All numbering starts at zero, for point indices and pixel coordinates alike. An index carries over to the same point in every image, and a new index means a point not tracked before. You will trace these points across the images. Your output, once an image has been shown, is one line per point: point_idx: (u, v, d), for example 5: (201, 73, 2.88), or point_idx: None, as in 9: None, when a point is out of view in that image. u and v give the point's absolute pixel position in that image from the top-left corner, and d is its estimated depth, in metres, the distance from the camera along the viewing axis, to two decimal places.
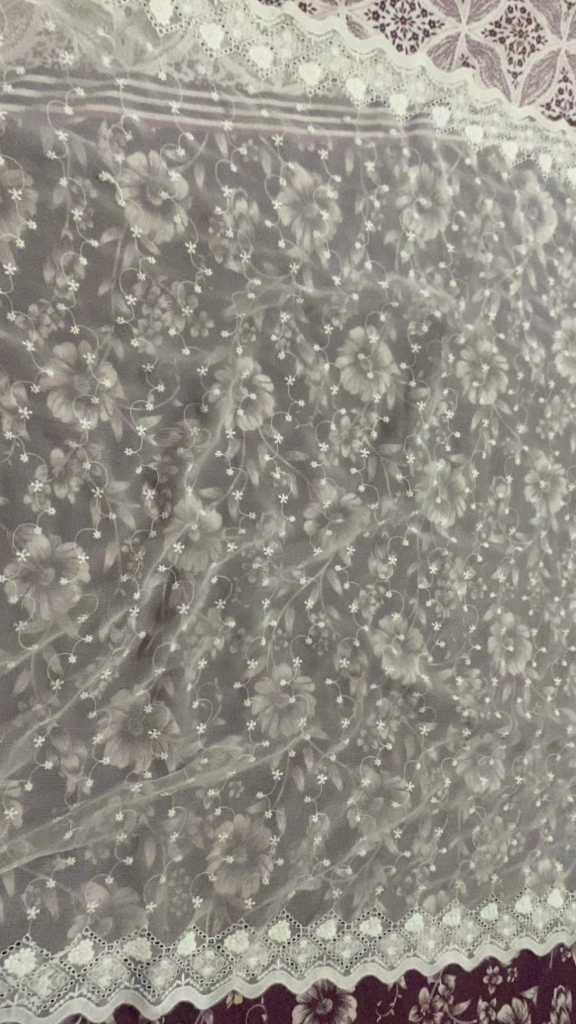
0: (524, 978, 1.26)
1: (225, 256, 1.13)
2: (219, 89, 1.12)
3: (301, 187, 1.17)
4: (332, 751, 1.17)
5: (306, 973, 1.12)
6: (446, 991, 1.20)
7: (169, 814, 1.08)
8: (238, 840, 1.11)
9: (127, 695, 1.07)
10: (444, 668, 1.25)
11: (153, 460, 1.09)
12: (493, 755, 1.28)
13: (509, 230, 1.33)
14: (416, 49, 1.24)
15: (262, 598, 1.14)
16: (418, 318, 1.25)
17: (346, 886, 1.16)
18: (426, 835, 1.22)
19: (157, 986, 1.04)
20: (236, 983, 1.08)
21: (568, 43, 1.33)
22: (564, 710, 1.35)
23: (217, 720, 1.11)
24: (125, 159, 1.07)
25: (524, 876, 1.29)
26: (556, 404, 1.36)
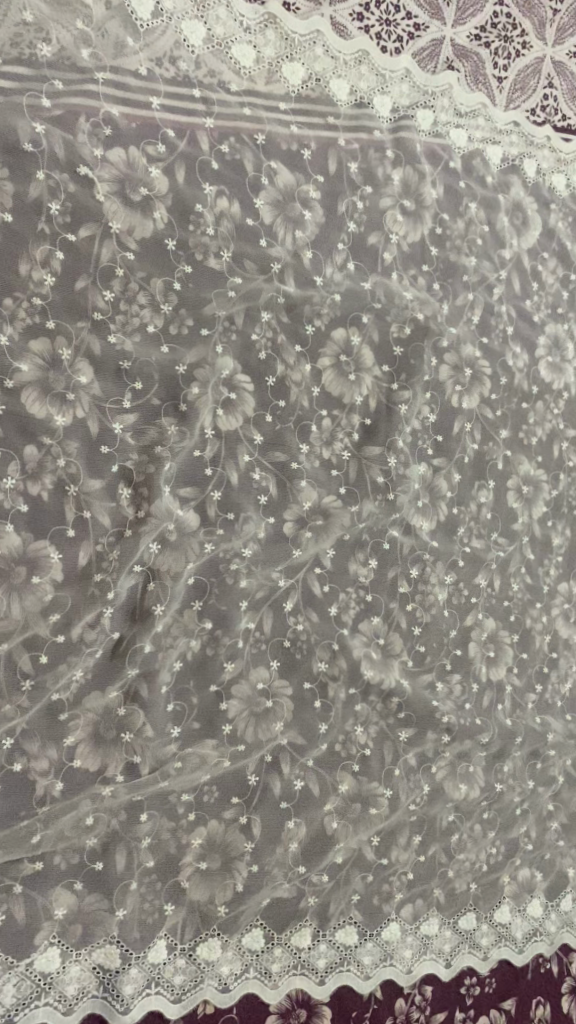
0: (502, 989, 1.24)
1: (205, 254, 1.12)
2: (201, 86, 1.12)
3: (283, 187, 1.17)
4: (309, 756, 1.15)
5: (280, 982, 1.10)
6: (423, 1002, 1.18)
7: (142, 819, 1.06)
8: (212, 846, 1.09)
9: (99, 696, 1.05)
10: (424, 673, 1.24)
11: (129, 458, 1.08)
12: (472, 762, 1.26)
13: (493, 235, 1.32)
14: (400, 52, 1.23)
15: (239, 600, 1.13)
16: (400, 320, 1.24)
17: (322, 894, 1.14)
18: (404, 843, 1.20)
19: (126, 995, 1.02)
20: (208, 993, 1.06)
21: (553, 50, 1.33)
22: (545, 718, 1.34)
23: (192, 724, 1.09)
24: (104, 154, 1.06)
25: (504, 886, 1.27)
26: (539, 409, 1.36)
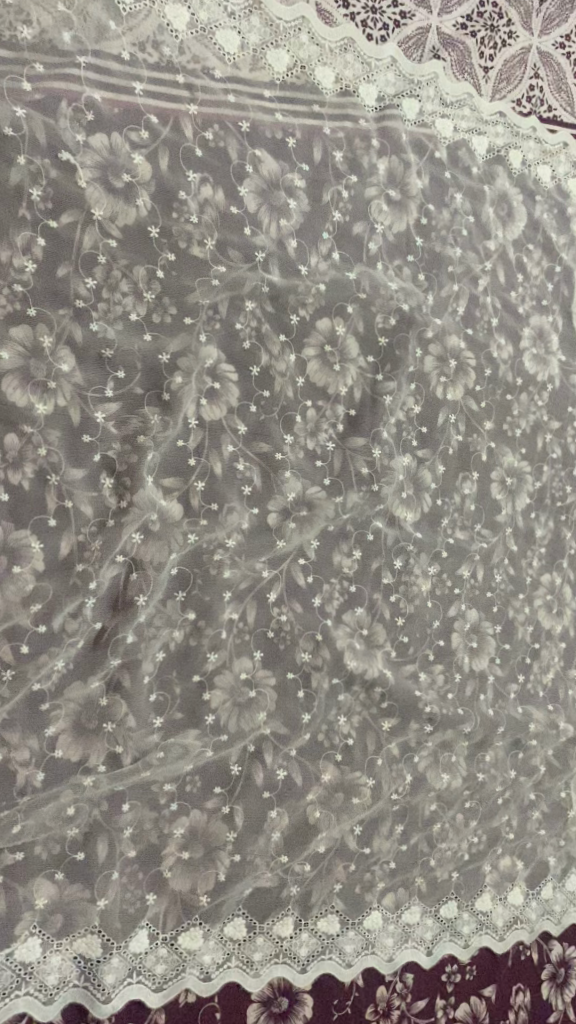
0: (482, 976, 1.25)
1: (189, 242, 1.11)
2: (185, 71, 1.11)
3: (268, 175, 1.16)
4: (292, 745, 1.15)
5: (262, 971, 1.10)
6: (404, 990, 1.19)
7: (123, 809, 1.06)
8: (194, 836, 1.09)
9: (81, 686, 1.05)
10: (407, 663, 1.24)
11: (112, 447, 1.07)
12: (455, 752, 1.27)
13: (479, 226, 1.32)
14: (386, 40, 1.23)
15: (223, 590, 1.13)
16: (385, 310, 1.24)
17: (304, 883, 1.15)
18: (386, 832, 1.21)
19: (108, 984, 1.03)
20: (189, 982, 1.06)
21: (539, 41, 1.33)
22: (527, 708, 1.34)
23: (175, 714, 1.09)
24: (86, 139, 1.06)
25: (485, 875, 1.28)
26: (523, 401, 1.36)
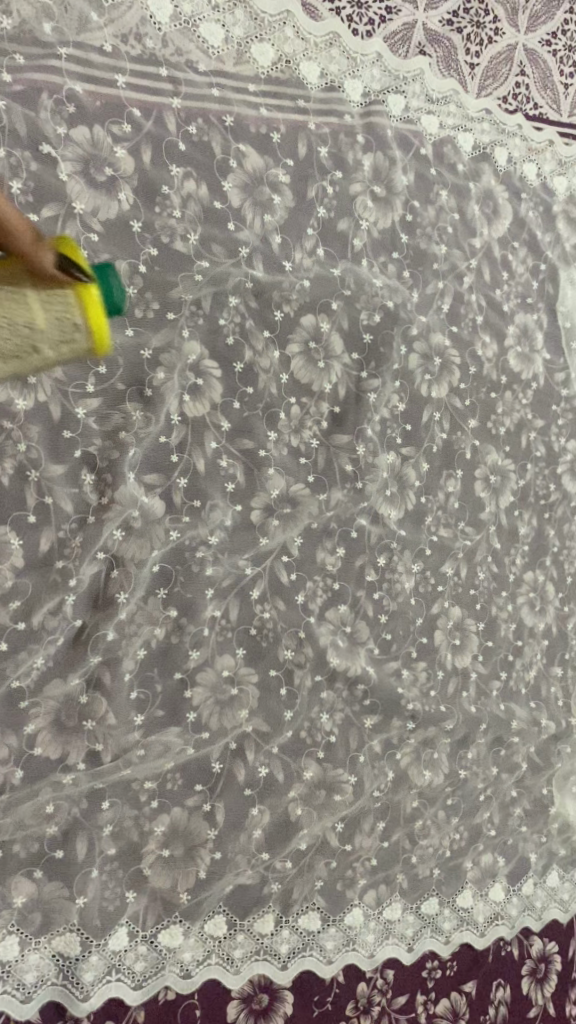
0: (463, 972, 1.26)
1: (172, 237, 1.11)
2: (168, 64, 1.10)
3: (252, 170, 1.15)
4: (274, 743, 1.15)
5: (243, 968, 1.10)
6: (384, 986, 1.19)
7: (103, 807, 1.05)
8: (175, 833, 1.09)
9: (61, 684, 1.04)
10: (390, 661, 1.24)
11: (93, 443, 1.07)
12: (437, 749, 1.27)
13: (464, 223, 1.31)
14: (372, 35, 1.22)
15: (205, 587, 1.12)
16: (370, 307, 1.24)
17: (285, 880, 1.15)
18: (368, 829, 1.21)
19: (86, 982, 1.02)
20: (169, 979, 1.06)
21: (526, 38, 1.33)
22: (509, 705, 1.35)
23: (156, 711, 1.09)
24: (67, 132, 1.05)
25: (466, 871, 1.29)
26: (508, 399, 1.36)
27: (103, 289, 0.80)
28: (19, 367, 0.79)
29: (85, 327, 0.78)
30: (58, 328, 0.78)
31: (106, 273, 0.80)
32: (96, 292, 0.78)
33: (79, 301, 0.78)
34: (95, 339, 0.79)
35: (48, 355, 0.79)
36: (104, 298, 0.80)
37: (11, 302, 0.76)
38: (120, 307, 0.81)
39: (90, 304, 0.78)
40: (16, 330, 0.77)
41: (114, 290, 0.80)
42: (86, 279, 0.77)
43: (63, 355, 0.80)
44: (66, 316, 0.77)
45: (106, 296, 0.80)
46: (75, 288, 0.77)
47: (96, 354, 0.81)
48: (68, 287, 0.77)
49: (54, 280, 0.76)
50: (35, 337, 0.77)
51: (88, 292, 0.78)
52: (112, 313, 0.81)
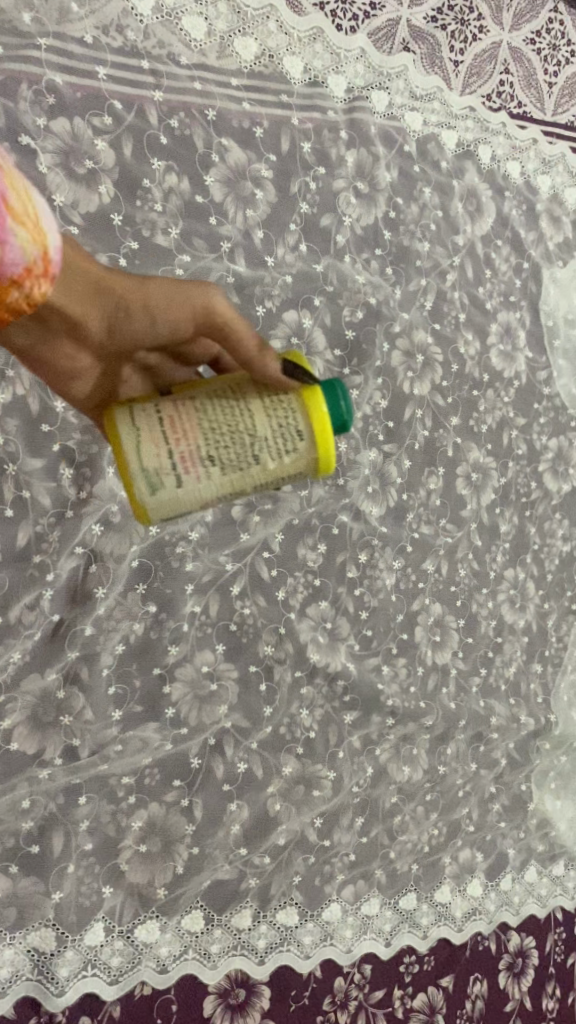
0: (440, 966, 1.26)
1: (153, 230, 1.10)
2: (149, 57, 1.09)
3: (234, 164, 1.15)
4: (253, 738, 1.15)
5: (219, 963, 1.10)
6: (362, 981, 1.20)
7: (80, 802, 1.05)
8: (153, 829, 1.09)
9: (38, 679, 1.04)
10: (370, 657, 1.25)
11: (71, 438, 1.07)
12: (416, 745, 1.28)
13: (447, 221, 1.31)
14: (356, 31, 1.22)
15: (185, 583, 1.12)
16: (353, 303, 1.24)
17: (263, 875, 1.15)
18: (347, 825, 1.21)
19: (62, 978, 1.02)
20: (145, 975, 1.06)
21: (510, 36, 1.33)
22: (489, 702, 1.35)
23: (134, 707, 1.09)
24: (47, 124, 1.04)
25: (445, 867, 1.29)
26: (490, 396, 1.36)
27: (334, 407, 0.85)
28: (240, 485, 0.84)
29: (309, 439, 0.84)
30: (279, 437, 0.84)
31: (338, 388, 0.86)
32: (323, 410, 0.85)
33: (303, 414, 0.84)
34: (321, 454, 0.85)
35: (275, 467, 0.84)
36: (331, 417, 0.85)
37: (257, 419, 0.84)
38: (348, 423, 0.86)
39: (313, 416, 0.84)
40: (238, 441, 0.83)
41: (343, 411, 0.86)
42: (313, 399, 0.85)
43: (301, 469, 0.85)
44: (291, 426, 0.84)
45: (333, 409, 0.85)
46: (297, 404, 0.84)
47: (319, 472, 0.87)
48: (291, 396, 0.85)
49: (280, 392, 0.85)
50: (252, 453, 0.83)
51: (318, 409, 0.84)
52: (338, 431, 0.86)
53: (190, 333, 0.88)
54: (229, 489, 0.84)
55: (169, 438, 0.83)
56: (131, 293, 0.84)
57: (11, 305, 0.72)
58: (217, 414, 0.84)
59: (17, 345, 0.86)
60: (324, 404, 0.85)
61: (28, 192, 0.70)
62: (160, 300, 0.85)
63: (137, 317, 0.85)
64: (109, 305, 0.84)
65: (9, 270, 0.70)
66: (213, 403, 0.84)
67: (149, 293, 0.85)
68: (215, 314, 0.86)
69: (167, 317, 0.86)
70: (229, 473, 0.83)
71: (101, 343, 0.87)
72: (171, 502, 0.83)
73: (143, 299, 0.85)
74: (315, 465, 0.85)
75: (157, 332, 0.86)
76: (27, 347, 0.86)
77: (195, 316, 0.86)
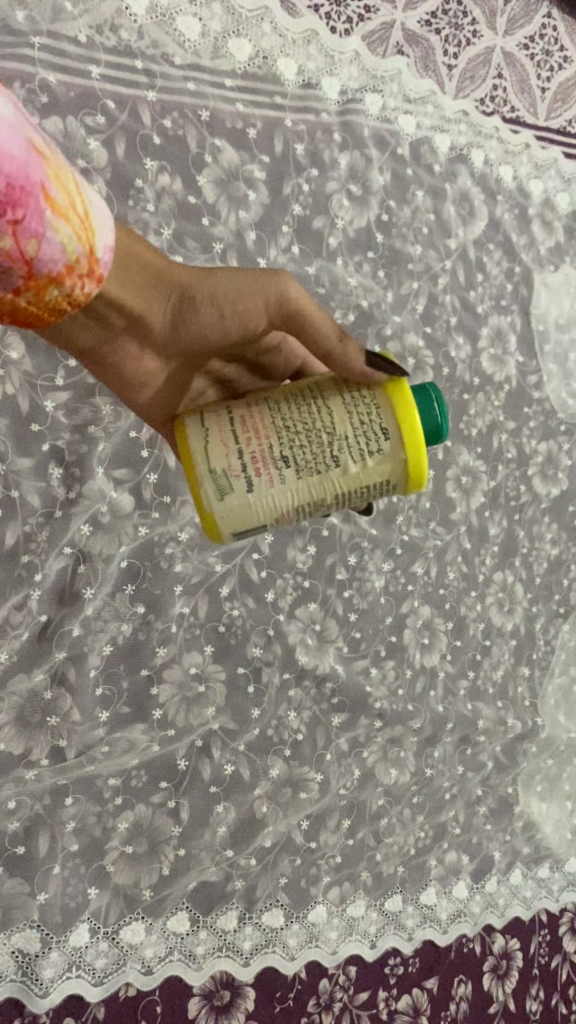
0: (425, 968, 1.26)
1: (145, 230, 1.10)
2: (143, 57, 1.09)
3: (227, 165, 1.15)
4: (241, 740, 1.15)
5: (204, 964, 1.10)
6: (347, 982, 1.20)
7: (66, 803, 1.05)
8: (139, 830, 1.09)
9: (25, 679, 1.04)
10: (359, 659, 1.25)
11: (61, 438, 1.07)
12: (403, 747, 1.28)
13: (440, 224, 1.32)
14: (350, 33, 1.22)
15: (174, 584, 1.12)
16: (344, 306, 1.24)
17: (249, 877, 1.15)
18: (333, 827, 1.21)
19: (46, 979, 1.02)
20: (130, 976, 1.06)
21: (503, 41, 1.34)
22: (477, 704, 1.35)
23: (121, 708, 1.09)
24: (40, 122, 1.04)
25: (430, 869, 1.29)
26: (480, 400, 1.36)
27: (427, 410, 0.85)
28: (318, 488, 0.83)
29: (396, 440, 0.83)
30: (361, 438, 0.83)
31: (430, 393, 0.86)
32: (415, 411, 0.84)
33: (391, 413, 0.84)
34: (412, 455, 0.84)
35: (357, 469, 0.83)
36: (422, 420, 0.85)
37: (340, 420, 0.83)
38: (441, 429, 0.85)
39: (399, 416, 0.84)
40: (317, 441, 0.83)
41: (436, 414, 0.85)
42: (408, 399, 0.84)
43: (386, 473, 0.84)
44: (375, 427, 0.83)
45: (424, 413, 0.85)
46: (388, 405, 0.84)
47: (406, 480, 0.85)
48: (376, 396, 0.84)
49: (366, 390, 0.85)
50: (333, 454, 0.83)
51: (411, 409, 0.84)
52: (430, 436, 0.86)
53: (261, 327, 0.86)
54: (305, 492, 0.83)
55: (240, 439, 0.83)
56: (196, 285, 0.84)
57: (51, 301, 0.72)
58: (294, 415, 0.84)
59: (81, 347, 0.86)
60: (416, 407, 0.85)
61: (75, 187, 0.71)
62: (227, 291, 0.84)
63: (205, 310, 0.84)
64: (175, 299, 0.84)
65: (49, 263, 0.70)
66: (291, 404, 0.85)
67: (214, 284, 0.84)
68: (285, 306, 0.85)
69: (236, 308, 0.84)
70: (305, 474, 0.83)
71: (166, 341, 0.87)
72: (243, 506, 0.83)
73: (210, 291, 0.84)
74: (403, 469, 0.84)
75: (225, 327, 0.85)
76: (93, 349, 0.86)
77: (268, 306, 0.85)
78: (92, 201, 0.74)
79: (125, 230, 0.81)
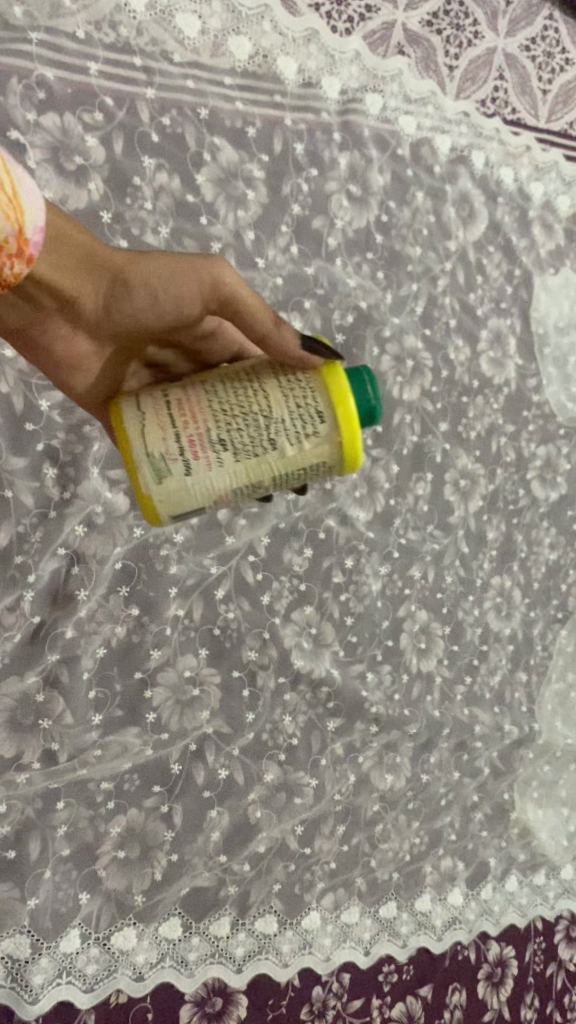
0: (419, 976, 1.25)
1: (142, 228, 1.10)
2: (142, 53, 1.08)
3: (226, 164, 1.14)
4: (235, 744, 1.14)
5: (197, 971, 1.09)
6: (340, 990, 1.18)
7: (58, 807, 1.04)
8: (131, 834, 1.07)
9: (18, 681, 1.02)
10: (355, 663, 1.24)
11: (56, 437, 1.06)
12: (399, 752, 1.27)
13: (439, 226, 1.31)
14: (351, 33, 1.21)
15: (169, 586, 1.11)
16: (343, 307, 1.23)
17: (242, 882, 1.14)
18: (328, 833, 1.20)
19: (36, 985, 1.01)
20: (121, 983, 1.05)
21: (505, 42, 1.33)
22: (473, 710, 1.34)
23: (114, 711, 1.08)
24: (37, 118, 1.03)
25: (426, 875, 1.28)
26: (479, 404, 1.36)
27: (360, 393, 0.86)
28: (255, 471, 0.84)
29: (331, 423, 0.84)
30: (297, 422, 0.84)
31: (363, 375, 0.86)
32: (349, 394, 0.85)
33: (325, 398, 0.85)
34: (347, 437, 0.85)
35: (294, 453, 0.84)
36: (357, 404, 0.86)
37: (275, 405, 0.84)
38: (375, 413, 0.87)
39: (334, 400, 0.85)
40: (255, 425, 0.83)
41: (369, 397, 0.86)
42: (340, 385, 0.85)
43: (321, 457, 0.85)
44: (310, 410, 0.84)
45: (358, 397, 0.86)
46: (322, 390, 0.85)
47: (339, 463, 0.87)
48: (311, 379, 0.85)
49: (298, 375, 0.85)
50: (270, 439, 0.84)
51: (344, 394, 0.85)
52: (364, 418, 0.86)
53: (196, 313, 0.88)
54: (242, 476, 0.84)
55: (177, 423, 0.83)
56: (129, 268, 0.86)
57: None
58: (230, 399, 0.84)
59: (10, 326, 0.89)
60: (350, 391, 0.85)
61: (5, 167, 0.71)
62: (161, 276, 0.86)
63: (137, 293, 0.86)
64: (107, 280, 0.86)
65: None
66: (228, 388, 0.85)
67: (148, 268, 0.86)
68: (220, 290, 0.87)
69: (169, 292, 0.87)
70: (242, 458, 0.84)
71: (98, 323, 0.89)
72: (180, 490, 0.83)
73: (143, 274, 0.86)
74: (337, 451, 0.85)
75: (159, 309, 0.87)
76: (23, 328, 0.89)
77: (202, 291, 0.87)
78: (24, 181, 0.73)
79: (56, 213, 0.83)
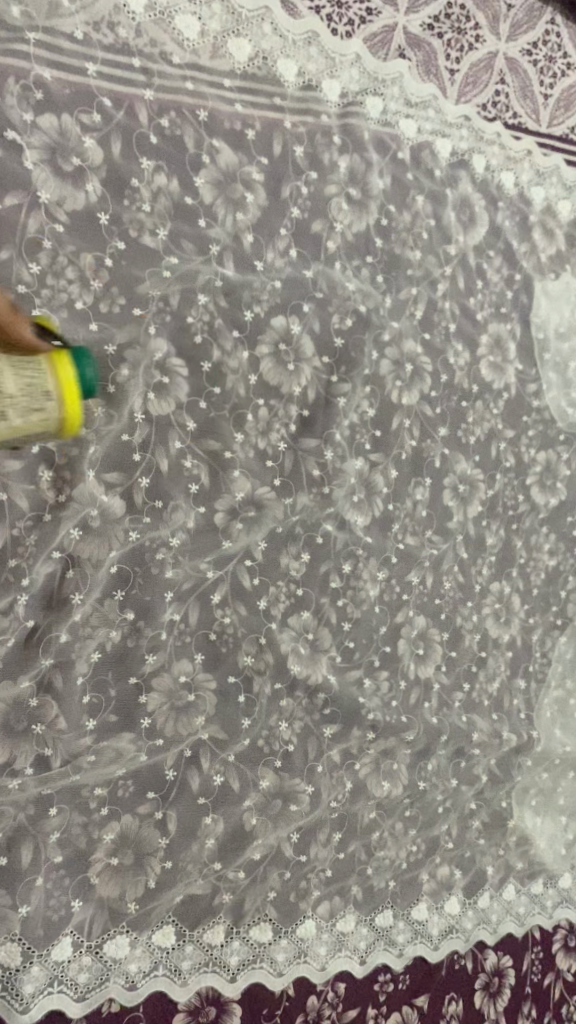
0: (415, 986, 1.24)
1: (140, 230, 1.09)
2: (141, 54, 1.08)
3: (225, 166, 1.13)
4: (230, 750, 1.13)
5: (190, 980, 1.08)
6: (335, 999, 1.18)
7: (51, 813, 1.03)
8: (125, 842, 1.06)
9: (11, 686, 1.02)
10: (352, 669, 1.23)
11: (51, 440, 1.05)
12: (396, 759, 1.26)
13: (439, 230, 1.30)
14: (351, 36, 1.20)
15: (164, 590, 1.10)
16: (342, 311, 1.22)
17: (237, 890, 1.12)
18: (324, 840, 1.19)
19: (26, 994, 1.00)
20: (113, 992, 1.04)
21: (506, 46, 1.32)
22: (471, 717, 1.33)
23: (109, 717, 1.07)
24: (34, 119, 1.02)
25: (422, 883, 1.27)
26: (479, 408, 1.35)
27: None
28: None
29: (56, 398, 0.98)
30: (14, 399, 0.95)
31: (84, 359, 1.00)
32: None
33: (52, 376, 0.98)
34: (65, 410, 0.98)
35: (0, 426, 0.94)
36: (81, 383, 1.01)
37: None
38: (95, 390, 1.02)
39: (59, 379, 0.98)
40: None
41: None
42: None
43: (36, 428, 0.97)
44: (40, 389, 0.97)
45: (80, 376, 1.00)
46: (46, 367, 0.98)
47: (61, 434, 1.01)
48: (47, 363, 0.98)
49: (24, 357, 0.97)
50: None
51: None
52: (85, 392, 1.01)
53: None
54: None
55: None
56: None
57: None
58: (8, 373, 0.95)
59: None
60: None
61: None
62: None
63: None
64: None
65: None
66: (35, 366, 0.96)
67: None
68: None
69: None
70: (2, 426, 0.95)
71: None
72: None
73: None
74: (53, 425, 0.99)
75: None
76: None
77: None
78: None
79: None
